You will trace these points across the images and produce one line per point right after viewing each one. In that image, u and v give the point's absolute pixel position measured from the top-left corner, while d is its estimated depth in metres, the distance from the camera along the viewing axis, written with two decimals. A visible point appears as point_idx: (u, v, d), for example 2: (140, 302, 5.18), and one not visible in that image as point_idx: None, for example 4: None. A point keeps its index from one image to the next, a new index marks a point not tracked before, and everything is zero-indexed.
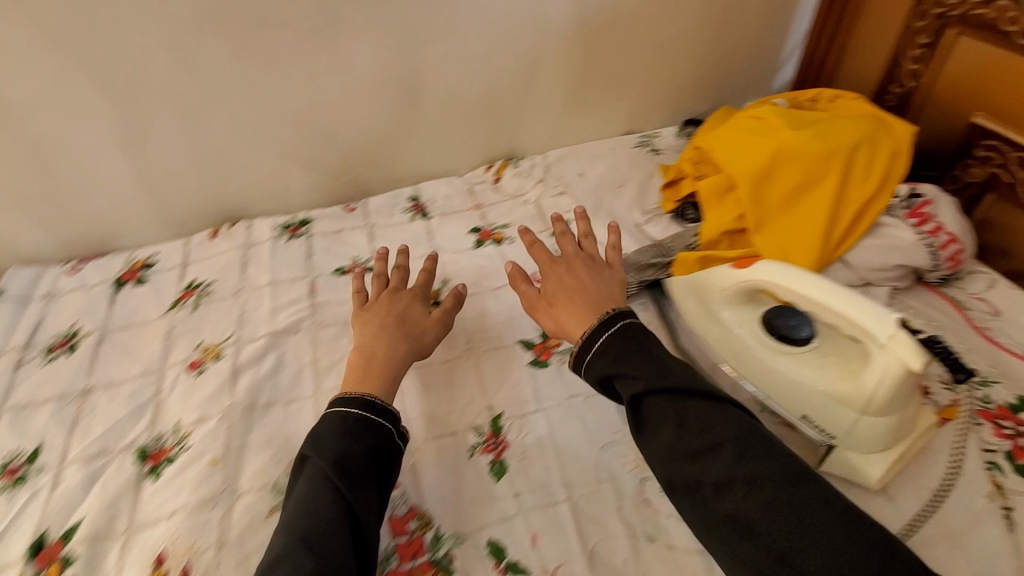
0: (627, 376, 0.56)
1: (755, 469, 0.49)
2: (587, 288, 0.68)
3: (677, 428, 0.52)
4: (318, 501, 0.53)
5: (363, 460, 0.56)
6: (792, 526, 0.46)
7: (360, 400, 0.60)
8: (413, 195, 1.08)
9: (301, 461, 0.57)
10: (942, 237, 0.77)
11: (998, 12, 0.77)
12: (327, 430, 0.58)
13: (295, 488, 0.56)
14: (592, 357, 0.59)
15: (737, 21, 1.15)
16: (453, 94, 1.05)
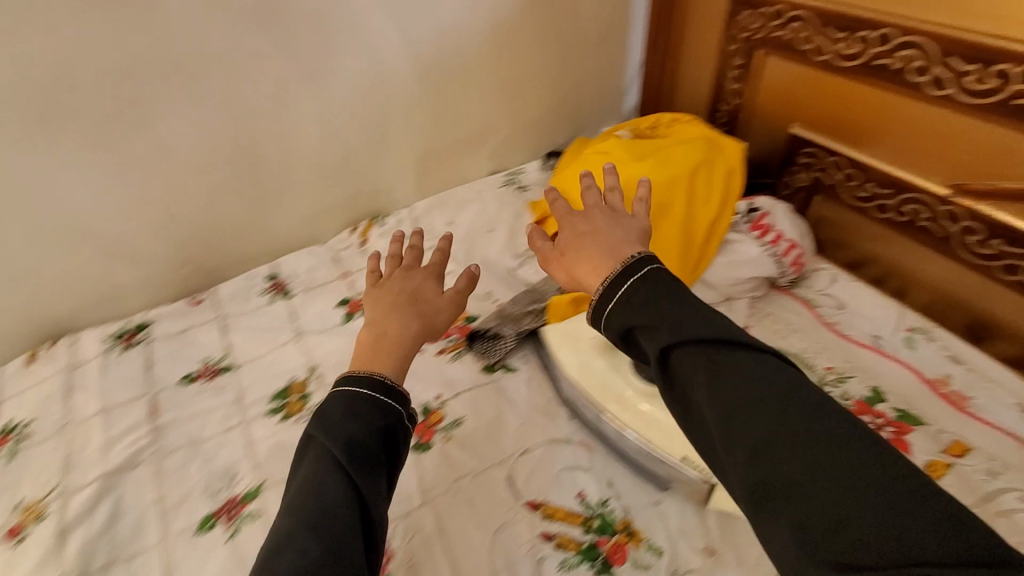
0: (646, 326, 0.44)
1: (804, 424, 0.38)
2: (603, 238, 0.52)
3: (707, 380, 0.40)
4: (325, 488, 0.45)
5: (375, 444, 0.48)
6: (847, 491, 0.35)
7: (371, 379, 0.51)
8: (271, 273, 1.00)
9: (306, 440, 0.49)
10: (783, 244, 0.82)
11: (792, 33, 0.84)
12: (337, 408, 0.49)
13: (296, 472, 0.48)
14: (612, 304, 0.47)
15: (580, 52, 1.16)
16: (297, 161, 0.98)
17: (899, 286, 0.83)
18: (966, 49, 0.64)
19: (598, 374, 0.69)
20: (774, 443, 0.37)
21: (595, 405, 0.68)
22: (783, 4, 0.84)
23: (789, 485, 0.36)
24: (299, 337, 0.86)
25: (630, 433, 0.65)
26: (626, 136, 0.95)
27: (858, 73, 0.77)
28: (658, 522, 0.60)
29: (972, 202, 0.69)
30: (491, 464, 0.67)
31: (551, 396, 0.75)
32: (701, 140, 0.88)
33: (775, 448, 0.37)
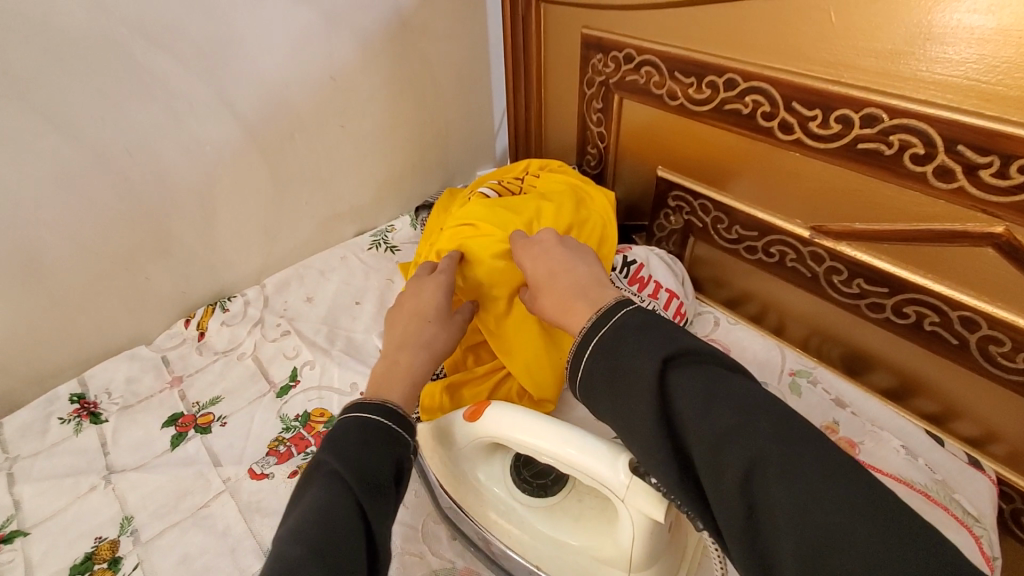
0: (640, 352, 0.44)
1: (796, 453, 0.36)
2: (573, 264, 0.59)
3: (698, 401, 0.39)
4: (339, 511, 0.41)
5: (385, 474, 0.46)
6: (834, 522, 0.33)
7: (386, 409, 0.51)
8: (77, 392, 0.80)
9: (316, 463, 0.45)
10: (663, 296, 0.79)
11: (646, 77, 0.81)
12: (347, 434, 0.47)
13: (299, 499, 0.43)
14: (609, 332, 0.47)
15: (439, 98, 1.07)
16: (101, 251, 0.80)
17: (778, 321, 0.81)
18: (807, 95, 0.63)
19: (475, 487, 0.58)
20: (768, 467, 0.36)
21: (476, 527, 0.57)
22: (632, 48, 0.81)
23: (783, 508, 0.35)
24: (111, 476, 0.70)
25: (515, 556, 0.54)
26: (492, 194, 0.86)
27: (711, 118, 0.74)
28: None
29: (833, 243, 0.68)
30: None
31: (429, 510, 0.63)
32: (574, 195, 0.82)
33: (771, 470, 0.36)
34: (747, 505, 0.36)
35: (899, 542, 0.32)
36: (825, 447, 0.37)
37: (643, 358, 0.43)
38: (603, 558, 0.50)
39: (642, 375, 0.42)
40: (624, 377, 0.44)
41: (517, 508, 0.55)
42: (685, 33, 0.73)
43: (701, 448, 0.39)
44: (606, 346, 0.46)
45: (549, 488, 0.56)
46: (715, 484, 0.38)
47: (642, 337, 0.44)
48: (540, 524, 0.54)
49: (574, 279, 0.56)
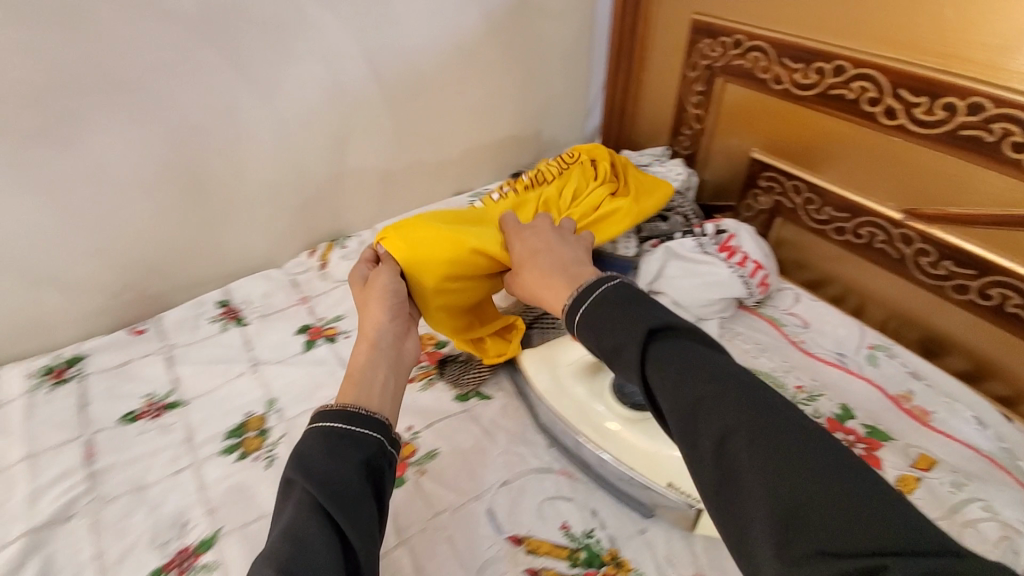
0: (621, 329, 0.48)
1: (761, 420, 0.41)
2: (548, 250, 0.64)
3: (676, 375, 0.44)
4: (306, 527, 0.45)
5: (353, 478, 0.49)
6: (796, 482, 0.38)
7: (348, 415, 0.53)
8: (222, 299, 0.92)
9: (288, 481, 0.49)
10: (750, 265, 0.84)
11: (752, 62, 0.88)
12: (309, 448, 0.50)
13: (279, 517, 0.47)
14: (592, 305, 0.52)
15: (544, 75, 1.16)
16: (253, 180, 0.92)
17: (858, 303, 0.86)
18: (914, 83, 0.68)
19: (577, 400, 0.67)
20: (737, 434, 0.41)
21: (575, 432, 0.65)
22: (742, 34, 0.88)
23: (750, 473, 0.40)
24: (257, 367, 0.81)
25: (604, 454, 0.63)
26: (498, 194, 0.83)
27: (816, 103, 0.80)
28: (646, 551, 0.59)
29: (924, 226, 0.73)
30: (470, 499, 0.64)
31: (528, 423, 0.72)
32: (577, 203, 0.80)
33: (740, 439, 0.41)
34: (720, 469, 0.41)
35: (853, 502, 0.37)
36: (789, 414, 0.42)
37: (626, 333, 0.48)
38: None
39: (627, 351, 0.47)
40: (612, 350, 0.49)
41: (616, 420, 0.64)
42: (798, 21, 0.79)
43: (676, 420, 0.44)
44: (590, 320, 0.51)
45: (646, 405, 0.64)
46: (689, 447, 0.43)
47: (622, 314, 0.49)
48: (638, 434, 0.63)
49: (566, 260, 0.62)
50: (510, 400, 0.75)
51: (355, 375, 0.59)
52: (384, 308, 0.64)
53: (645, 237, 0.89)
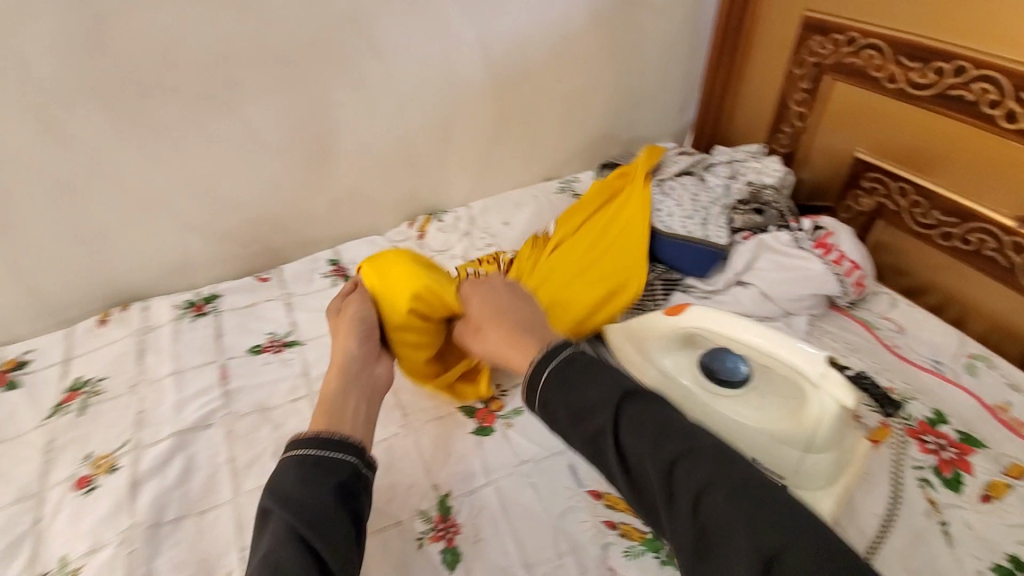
0: (593, 391, 0.50)
1: (732, 473, 0.44)
2: (509, 307, 0.66)
3: (650, 433, 0.47)
4: (284, 553, 0.46)
5: (329, 501, 0.50)
6: (774, 531, 0.40)
7: (321, 441, 0.54)
8: (332, 258, 1.02)
9: (263, 513, 0.50)
10: (846, 265, 0.83)
11: (864, 60, 0.89)
12: (284, 478, 0.51)
13: (256, 548, 0.48)
14: (557, 368, 0.53)
15: (643, 69, 1.19)
16: (369, 152, 1.00)
17: (958, 314, 0.83)
18: None
19: (661, 370, 0.69)
20: (713, 492, 0.43)
21: None
22: (857, 32, 0.89)
23: (727, 529, 0.41)
24: None
25: None
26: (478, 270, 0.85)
27: (930, 104, 0.80)
28: None
29: None
30: (554, 454, 0.68)
31: None
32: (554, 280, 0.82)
33: (717, 491, 0.43)
34: (697, 529, 0.42)
35: (819, 549, 0.39)
36: (754, 469, 0.45)
37: (599, 395, 0.50)
38: (780, 440, 0.60)
39: (601, 411, 0.49)
40: (583, 411, 0.50)
41: (700, 395, 0.66)
42: (918, 20, 0.80)
43: (656, 478, 0.45)
44: (558, 380, 0.52)
45: (731, 383, 0.65)
46: (667, 507, 0.44)
47: (591, 377, 0.51)
48: (722, 408, 0.64)
49: (530, 319, 0.64)
50: None
51: (328, 400, 0.61)
52: (351, 337, 0.68)
53: (738, 228, 0.91)
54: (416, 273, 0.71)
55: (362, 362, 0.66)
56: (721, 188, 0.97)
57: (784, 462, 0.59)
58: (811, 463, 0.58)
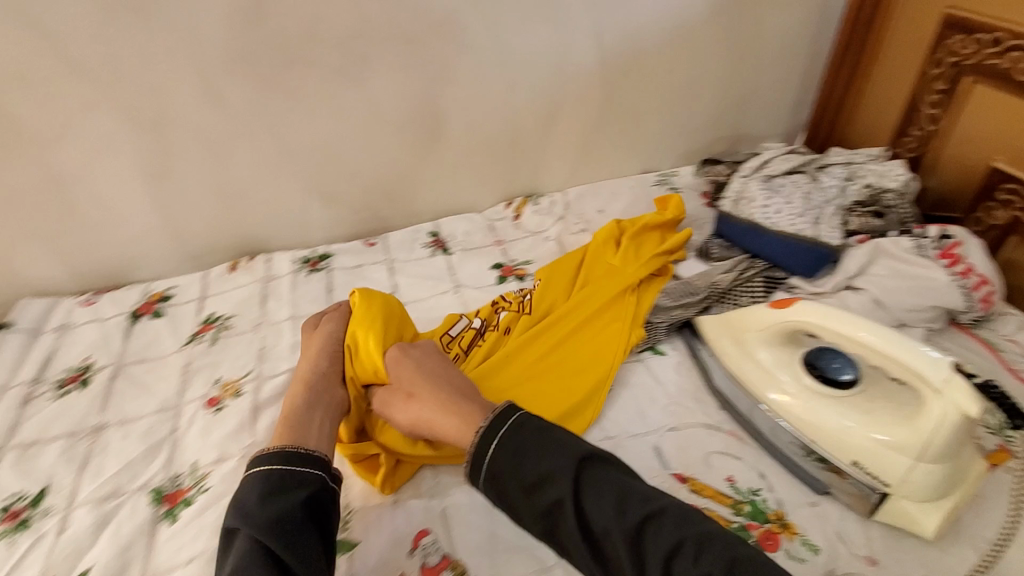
0: (549, 459, 0.49)
1: (699, 533, 0.44)
2: (439, 378, 0.62)
3: (612, 499, 0.46)
4: (253, 567, 0.46)
5: (298, 513, 0.50)
6: None
7: (283, 455, 0.55)
8: (433, 230, 1.07)
9: (228, 534, 0.50)
10: (974, 278, 0.77)
11: (1012, 62, 0.84)
12: (248, 493, 0.52)
13: (224, 566, 0.48)
14: (503, 438, 0.51)
15: (755, 65, 1.15)
16: (477, 132, 1.04)
17: None
18: None
19: (761, 367, 0.70)
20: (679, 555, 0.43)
21: (751, 399, 0.69)
22: (1005, 32, 0.84)
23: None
24: (459, 289, 0.94)
25: (784, 425, 0.66)
26: (476, 323, 0.78)
27: None
28: (815, 522, 0.59)
29: None
30: (639, 433, 0.69)
31: (700, 384, 0.75)
32: (501, 375, 0.71)
33: (687, 555, 0.43)
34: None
35: None
36: (718, 529, 0.45)
37: (555, 463, 0.48)
38: (889, 446, 0.58)
39: (558, 480, 0.47)
40: (538, 483, 0.48)
41: (804, 394, 0.66)
42: None
43: (624, 547, 0.44)
44: (508, 450, 0.50)
45: (840, 385, 0.65)
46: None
47: (541, 442, 0.50)
48: (825, 409, 0.64)
49: (462, 390, 0.60)
50: (683, 360, 0.78)
51: (292, 416, 0.60)
52: (311, 362, 0.67)
53: (853, 231, 0.88)
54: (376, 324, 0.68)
55: (313, 390, 0.64)
56: (835, 189, 0.93)
57: (890, 470, 0.57)
58: (922, 473, 0.56)
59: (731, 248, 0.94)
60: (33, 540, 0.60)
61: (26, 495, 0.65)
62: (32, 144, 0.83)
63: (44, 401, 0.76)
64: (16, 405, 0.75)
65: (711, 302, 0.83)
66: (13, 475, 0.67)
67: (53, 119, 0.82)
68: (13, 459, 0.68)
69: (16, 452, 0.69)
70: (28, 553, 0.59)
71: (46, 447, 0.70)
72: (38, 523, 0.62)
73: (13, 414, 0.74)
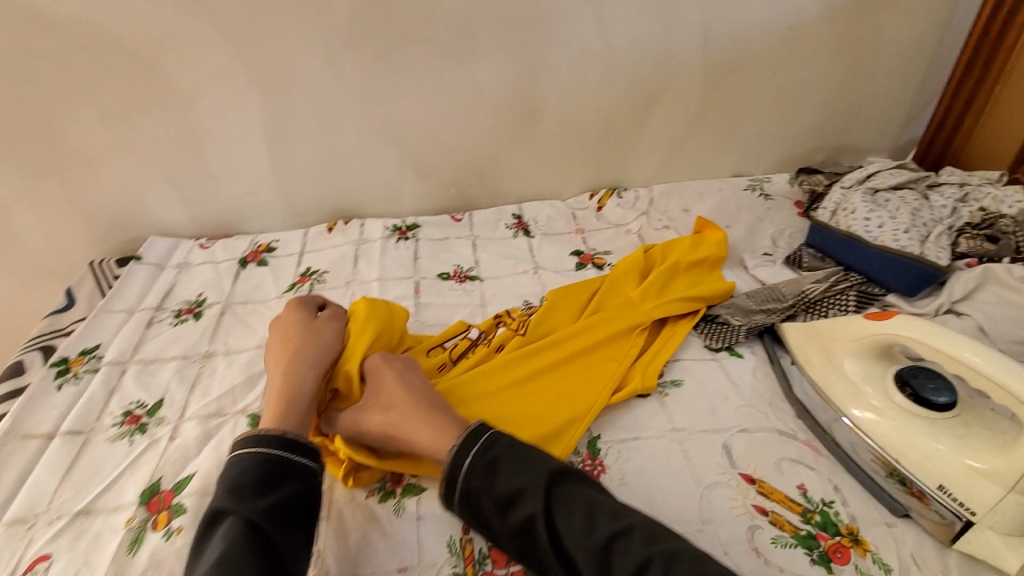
0: (521, 474, 0.47)
1: (671, 549, 0.42)
2: (423, 392, 0.60)
3: (581, 514, 0.44)
4: (242, 554, 0.43)
5: (292, 507, 0.48)
6: None
7: (283, 439, 0.51)
8: (516, 213, 1.10)
9: (211, 517, 0.46)
10: None
11: None
12: (242, 475, 0.48)
13: (204, 552, 0.44)
14: (474, 456, 0.49)
15: (866, 74, 1.10)
16: (570, 121, 1.06)
17: None
18: None
19: (847, 378, 0.68)
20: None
21: (833, 411, 0.67)
22: None
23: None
24: (537, 270, 0.96)
25: (868, 441, 0.64)
26: (474, 336, 0.79)
27: None
28: (890, 543, 0.57)
29: None
30: (708, 430, 0.68)
31: (777, 390, 0.73)
32: (477, 384, 0.69)
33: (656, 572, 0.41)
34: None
35: None
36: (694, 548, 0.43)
37: (524, 480, 0.46)
38: (979, 473, 0.56)
39: (528, 498, 0.46)
40: (508, 502, 0.46)
41: (890, 411, 0.64)
42: None
43: (590, 565, 0.42)
44: (479, 467, 0.48)
45: (936, 406, 0.61)
46: None
47: (512, 460, 0.48)
48: (913, 429, 0.62)
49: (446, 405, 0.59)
50: (761, 365, 0.77)
51: (299, 403, 0.58)
52: (310, 351, 0.65)
53: (962, 254, 0.83)
54: (371, 329, 0.68)
55: (302, 373, 0.62)
56: (945, 208, 0.88)
57: (977, 497, 0.55)
58: (1014, 503, 0.53)
59: (823, 259, 0.92)
60: (149, 442, 0.68)
61: (144, 404, 0.73)
62: (176, 98, 0.93)
63: (163, 326, 0.85)
64: (140, 326, 0.85)
65: (797, 311, 0.81)
66: (135, 385, 0.76)
67: (195, 78, 0.91)
68: (135, 373, 0.77)
69: (138, 367, 0.78)
70: (144, 452, 0.67)
71: (163, 366, 0.78)
72: (153, 429, 0.70)
73: (138, 334, 0.83)
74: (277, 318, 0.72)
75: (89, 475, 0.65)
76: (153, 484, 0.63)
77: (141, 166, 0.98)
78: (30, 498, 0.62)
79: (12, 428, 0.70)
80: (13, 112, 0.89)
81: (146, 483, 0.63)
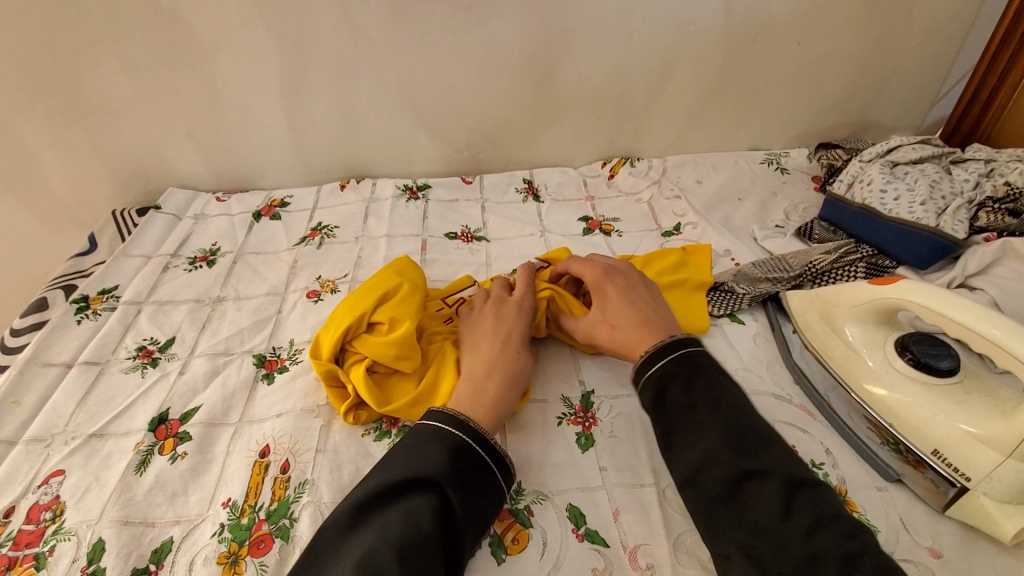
0: (722, 395, 0.52)
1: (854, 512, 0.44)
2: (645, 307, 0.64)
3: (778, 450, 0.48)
4: (436, 540, 0.45)
5: (479, 515, 0.49)
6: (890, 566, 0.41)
7: (501, 457, 0.52)
8: (527, 178, 1.10)
9: (424, 480, 0.47)
10: None
11: None
12: (460, 460, 0.50)
13: (408, 503, 0.46)
14: (670, 359, 0.56)
15: (898, 45, 1.06)
16: (586, 86, 1.05)
17: None
18: None
19: (846, 343, 0.68)
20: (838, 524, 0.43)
21: (832, 379, 0.67)
22: None
23: (838, 565, 0.41)
24: (544, 234, 0.96)
25: (867, 410, 0.63)
26: None
27: None
28: (879, 505, 0.57)
29: None
30: None
31: (777, 357, 0.73)
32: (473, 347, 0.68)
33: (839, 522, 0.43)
34: (807, 554, 0.42)
35: None
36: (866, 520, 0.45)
37: (728, 397, 0.52)
38: (979, 439, 0.55)
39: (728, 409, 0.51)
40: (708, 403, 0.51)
41: (890, 374, 0.63)
42: None
43: (782, 485, 0.45)
44: (687, 365, 0.55)
45: (939, 371, 0.61)
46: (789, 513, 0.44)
47: (715, 383, 0.53)
48: (913, 394, 0.61)
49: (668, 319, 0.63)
50: (763, 332, 0.76)
51: (496, 407, 0.57)
52: (519, 367, 0.62)
53: (981, 228, 0.80)
54: (411, 281, 0.73)
55: (510, 389, 0.60)
56: (967, 182, 0.86)
57: (973, 462, 0.54)
58: (1011, 471, 0.52)
59: (835, 231, 0.90)
60: (160, 375, 0.71)
61: (156, 341, 0.76)
62: (195, 51, 0.94)
63: (178, 271, 0.88)
64: (156, 270, 0.88)
65: (804, 281, 0.81)
66: (148, 323, 0.79)
67: (213, 30, 0.92)
68: (150, 312, 0.80)
69: (153, 307, 0.81)
70: (154, 384, 0.70)
71: (176, 307, 0.81)
72: (164, 363, 0.73)
73: (154, 277, 0.86)
74: (497, 314, 0.68)
75: (102, 402, 0.68)
76: (161, 414, 0.66)
77: (162, 117, 1.01)
78: (48, 420, 0.66)
79: (34, 355, 0.73)
80: (41, 59, 0.92)
81: (156, 411, 0.66)
